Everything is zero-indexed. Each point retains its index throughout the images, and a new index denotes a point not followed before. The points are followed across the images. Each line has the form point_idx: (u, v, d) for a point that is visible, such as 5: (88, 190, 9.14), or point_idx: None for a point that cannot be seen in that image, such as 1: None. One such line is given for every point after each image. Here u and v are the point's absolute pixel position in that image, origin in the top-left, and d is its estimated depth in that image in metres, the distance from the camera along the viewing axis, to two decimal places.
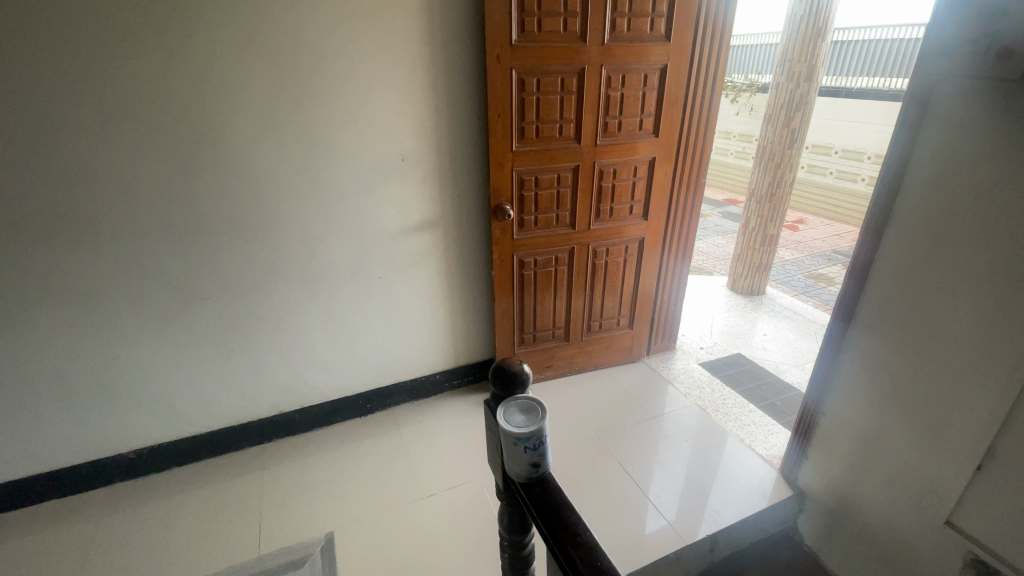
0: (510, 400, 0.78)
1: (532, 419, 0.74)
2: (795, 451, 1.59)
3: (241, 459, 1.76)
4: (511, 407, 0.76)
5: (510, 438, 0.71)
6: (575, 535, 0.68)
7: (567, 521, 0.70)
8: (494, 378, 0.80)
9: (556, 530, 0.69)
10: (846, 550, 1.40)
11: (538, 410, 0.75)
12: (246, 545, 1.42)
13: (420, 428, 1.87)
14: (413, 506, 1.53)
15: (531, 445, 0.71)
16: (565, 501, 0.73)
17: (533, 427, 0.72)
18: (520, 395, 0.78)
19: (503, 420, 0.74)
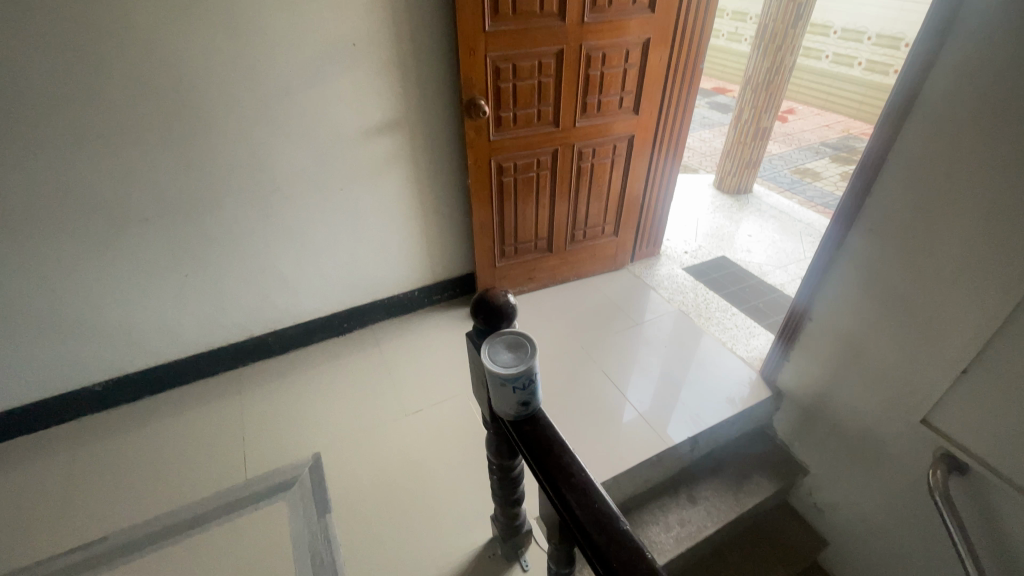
0: (491, 337, 0.69)
1: (518, 358, 0.65)
2: (777, 353, 1.60)
3: (218, 384, 1.70)
4: (493, 346, 0.67)
5: (497, 381, 0.64)
6: (570, 476, 0.63)
7: (560, 461, 0.65)
8: (477, 312, 0.70)
9: (549, 472, 0.64)
10: (821, 443, 1.47)
11: (527, 348, 0.67)
12: (232, 468, 1.40)
13: (401, 346, 1.81)
14: (399, 424, 1.52)
15: (520, 386, 0.64)
16: (558, 438, 0.68)
17: (520, 367, 0.64)
18: (506, 330, 0.69)
19: (488, 361, 0.65)
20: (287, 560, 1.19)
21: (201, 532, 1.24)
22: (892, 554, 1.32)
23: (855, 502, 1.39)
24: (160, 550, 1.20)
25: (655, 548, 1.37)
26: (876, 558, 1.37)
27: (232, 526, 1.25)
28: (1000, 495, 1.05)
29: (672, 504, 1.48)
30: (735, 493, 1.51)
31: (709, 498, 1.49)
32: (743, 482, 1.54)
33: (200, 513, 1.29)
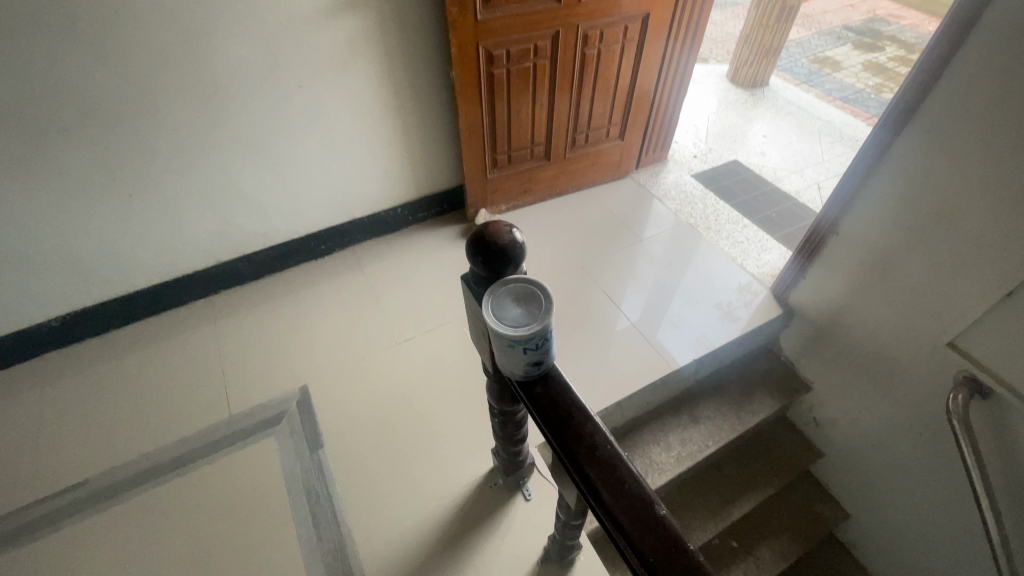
0: (492, 286, 0.55)
1: (528, 312, 0.52)
2: (793, 269, 1.49)
3: (189, 315, 1.57)
4: (495, 297, 0.54)
5: (503, 342, 0.51)
6: (593, 449, 0.53)
7: (580, 430, 0.54)
8: (474, 253, 0.55)
9: (567, 443, 0.54)
10: (830, 363, 1.42)
11: (539, 300, 0.53)
12: (214, 405, 1.32)
13: (385, 268, 1.67)
14: (388, 354, 1.42)
15: (533, 347, 0.51)
16: (576, 401, 0.57)
17: (531, 324, 0.51)
18: (512, 277, 0.55)
19: (491, 319, 0.52)
20: (282, 496, 1.15)
21: (189, 472, 1.19)
22: (890, 468, 1.32)
23: (858, 420, 1.37)
24: (148, 491, 1.16)
25: (656, 468, 1.36)
26: (872, 471, 1.38)
27: (221, 465, 1.20)
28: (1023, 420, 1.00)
29: (674, 424, 1.46)
30: (737, 412, 1.48)
31: (711, 417, 1.47)
32: (745, 401, 1.51)
33: (185, 452, 1.22)
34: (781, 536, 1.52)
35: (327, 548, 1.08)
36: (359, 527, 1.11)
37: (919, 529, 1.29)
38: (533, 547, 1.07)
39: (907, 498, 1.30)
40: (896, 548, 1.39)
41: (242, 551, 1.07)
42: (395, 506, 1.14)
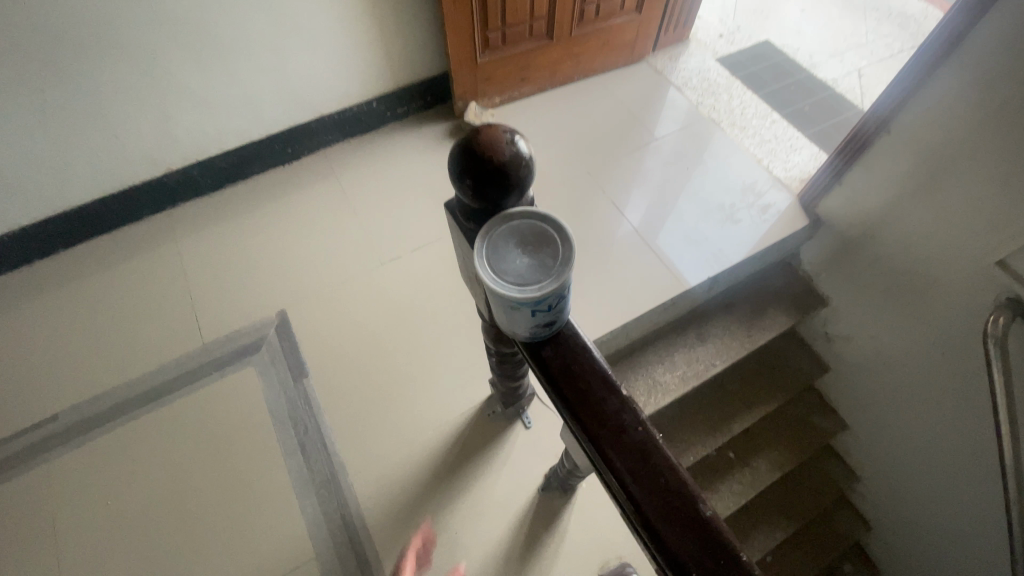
0: (489, 226, 0.43)
1: (540, 264, 0.41)
2: (827, 173, 1.32)
3: (147, 231, 1.40)
4: (494, 242, 0.42)
5: (507, 305, 0.40)
6: (619, 434, 0.41)
7: (604, 408, 0.42)
8: (464, 179, 0.42)
9: (586, 425, 0.42)
10: (854, 279, 1.31)
11: (555, 247, 0.42)
12: (185, 332, 1.21)
13: (364, 174, 1.47)
14: (373, 274, 1.29)
15: (544, 308, 0.40)
16: (597, 369, 0.44)
17: (544, 281, 0.40)
18: (517, 214, 0.43)
19: (490, 272, 0.41)
20: (267, 428, 1.09)
21: (165, 404, 1.12)
22: (901, 387, 1.27)
23: (876, 338, 1.30)
24: (124, 425, 1.09)
25: (660, 389, 1.30)
26: (881, 389, 1.34)
27: (199, 397, 1.12)
28: None
29: (680, 342, 1.38)
30: (747, 329, 1.40)
31: (721, 335, 1.39)
32: (757, 318, 1.42)
33: (159, 384, 1.14)
34: (777, 447, 1.53)
35: (319, 479, 1.04)
36: (351, 458, 1.06)
37: (922, 444, 1.28)
38: (533, 476, 1.04)
39: (915, 417, 1.27)
40: (892, 459, 1.40)
41: (232, 484, 1.03)
42: (388, 436, 1.09)
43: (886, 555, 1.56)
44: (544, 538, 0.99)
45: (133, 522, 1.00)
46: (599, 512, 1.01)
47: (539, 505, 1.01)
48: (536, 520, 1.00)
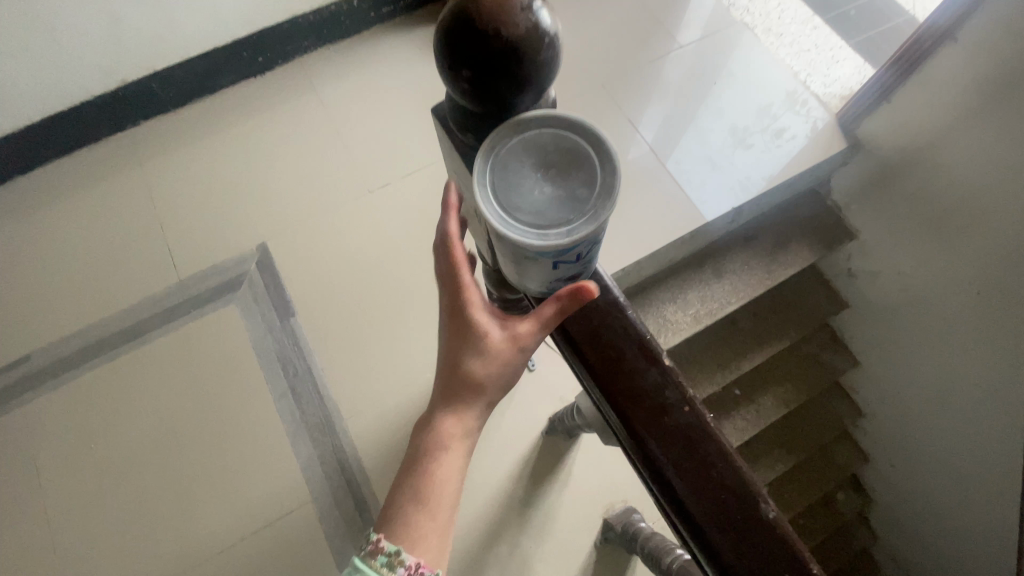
0: (498, 140, 0.36)
1: (572, 195, 0.36)
2: (872, 91, 1.16)
3: (104, 155, 1.24)
4: (506, 163, 0.36)
5: (529, 257, 0.36)
6: (661, 416, 0.37)
7: (643, 386, 0.37)
8: (461, 76, 0.35)
9: (622, 405, 0.37)
10: (888, 211, 1.19)
11: (594, 171, 0.36)
12: (158, 268, 1.11)
13: (346, 88, 1.29)
14: (361, 203, 1.16)
15: (569, 253, 0.36)
16: (637, 339, 0.39)
17: (579, 222, 0.35)
18: (532, 123, 0.37)
19: (504, 212, 0.35)
20: (253, 371, 1.02)
21: (144, 345, 1.04)
22: (926, 328, 1.20)
23: (905, 276, 1.20)
24: (102, 367, 1.02)
25: (671, 329, 1.23)
26: (904, 329, 1.26)
27: (177, 338, 1.05)
28: None
29: (695, 279, 1.28)
30: (767, 266, 1.31)
31: (738, 272, 1.30)
32: (777, 253, 1.32)
33: (134, 324, 1.06)
34: (785, 384, 1.49)
35: (312, 423, 0.99)
36: (344, 402, 1.00)
37: (938, 385, 1.23)
38: (536, 420, 0.99)
39: (937, 358, 1.20)
40: (902, 398, 1.36)
41: (221, 428, 0.99)
42: (383, 379, 1.02)
43: (882, 487, 1.58)
44: (547, 483, 0.95)
45: (121, 466, 0.96)
46: (604, 457, 0.97)
47: (543, 449, 0.97)
48: (540, 464, 0.96)
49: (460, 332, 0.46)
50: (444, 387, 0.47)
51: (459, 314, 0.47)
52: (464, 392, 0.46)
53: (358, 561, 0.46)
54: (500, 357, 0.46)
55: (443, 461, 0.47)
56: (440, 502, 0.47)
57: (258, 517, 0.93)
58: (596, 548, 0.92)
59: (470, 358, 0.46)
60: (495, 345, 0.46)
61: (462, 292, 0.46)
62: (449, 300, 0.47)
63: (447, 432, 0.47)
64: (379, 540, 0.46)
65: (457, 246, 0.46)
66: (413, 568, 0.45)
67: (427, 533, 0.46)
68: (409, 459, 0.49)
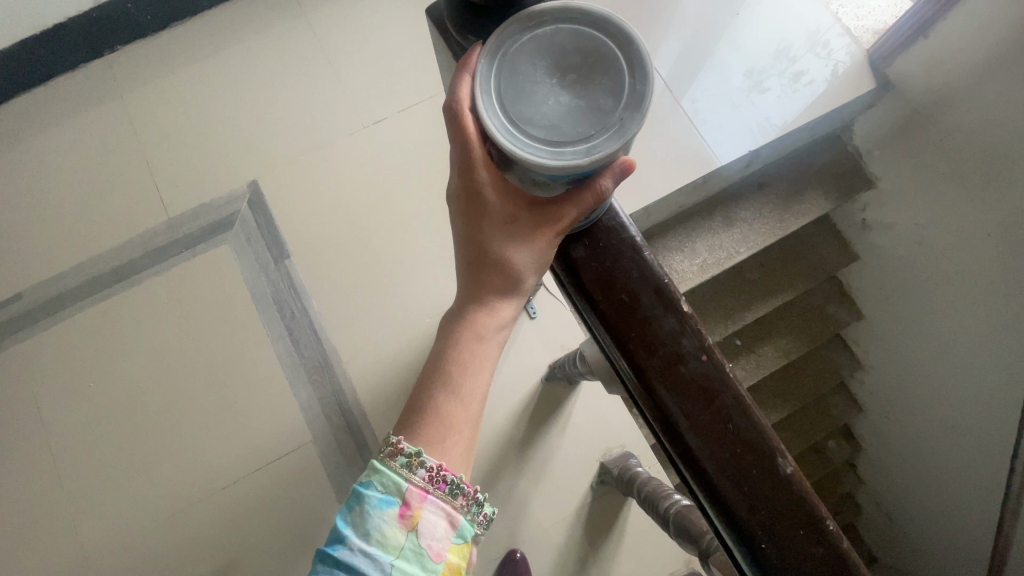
0: (511, 33, 0.37)
1: (588, 104, 0.36)
2: (908, 24, 1.05)
3: (81, 83, 1.15)
4: (518, 59, 0.37)
5: (533, 172, 0.37)
6: (676, 365, 0.35)
7: (657, 334, 0.36)
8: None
9: (635, 354, 0.36)
10: (911, 157, 1.13)
11: (616, 79, 0.36)
12: (146, 206, 1.07)
13: (338, 12, 1.18)
14: (356, 140, 1.10)
15: (581, 179, 0.37)
16: (653, 279, 0.37)
17: (590, 135, 0.36)
18: (547, 20, 0.37)
19: (509, 116, 0.36)
20: (250, 313, 1.01)
21: (136, 285, 1.02)
22: (939, 282, 1.17)
23: (922, 229, 1.15)
24: (95, 307, 1.00)
25: (676, 277, 1.20)
26: (915, 282, 1.23)
27: (170, 278, 1.02)
28: None
29: (703, 227, 1.24)
30: (780, 215, 1.26)
31: (749, 220, 1.25)
32: (790, 202, 1.27)
33: (125, 264, 1.03)
34: (787, 336, 1.49)
35: (311, 366, 0.98)
36: (343, 345, 0.99)
37: (942, 340, 1.22)
38: (536, 366, 0.98)
39: (945, 312, 1.18)
40: (904, 352, 1.36)
41: (220, 369, 0.98)
42: (382, 323, 1.01)
43: (873, 437, 1.61)
44: (546, 427, 0.96)
45: (121, 403, 0.97)
46: (603, 404, 0.97)
47: (543, 395, 0.97)
48: (540, 410, 0.97)
49: (482, 216, 0.41)
50: (469, 277, 0.43)
51: (480, 193, 0.40)
52: (494, 279, 0.42)
53: (376, 463, 0.42)
54: (532, 237, 0.39)
55: (472, 357, 0.43)
56: (471, 397, 0.43)
57: (260, 455, 0.94)
58: (593, 490, 0.94)
59: (497, 243, 0.41)
60: (526, 225, 0.40)
61: (478, 169, 0.39)
62: (463, 182, 0.40)
63: (477, 326, 0.43)
64: (399, 441, 0.42)
65: (469, 118, 0.38)
66: (437, 470, 0.42)
67: (460, 428, 0.43)
68: (433, 356, 0.45)
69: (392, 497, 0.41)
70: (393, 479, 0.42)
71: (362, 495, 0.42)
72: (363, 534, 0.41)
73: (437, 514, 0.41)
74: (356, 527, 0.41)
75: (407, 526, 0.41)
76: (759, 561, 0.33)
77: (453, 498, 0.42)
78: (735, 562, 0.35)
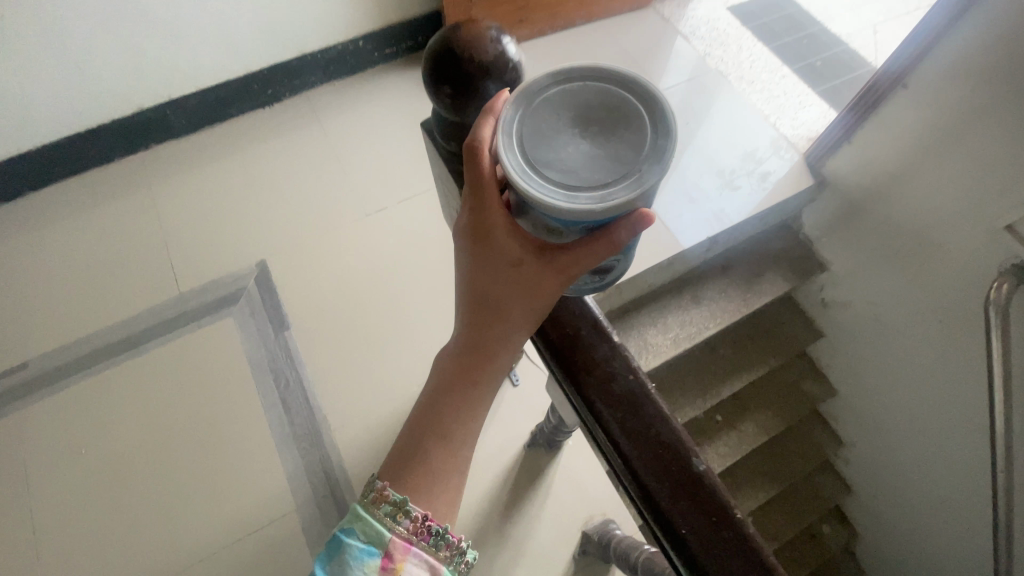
0: (542, 87, 0.41)
1: (608, 153, 0.39)
2: (837, 130, 1.23)
3: (118, 176, 1.30)
4: (546, 109, 0.41)
5: (546, 214, 0.39)
6: (607, 381, 0.41)
7: (594, 356, 0.43)
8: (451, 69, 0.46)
9: (573, 371, 0.43)
10: (851, 242, 1.26)
11: (638, 134, 0.39)
12: (159, 281, 1.16)
13: (349, 120, 1.38)
14: (357, 225, 1.23)
15: (594, 225, 0.39)
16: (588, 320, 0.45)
17: (608, 183, 0.38)
18: (576, 78, 0.41)
19: (527, 158, 0.39)
20: (248, 381, 1.06)
21: (143, 353, 1.07)
22: (895, 355, 1.26)
23: (874, 305, 1.26)
24: (98, 375, 1.05)
25: (651, 350, 1.28)
26: (875, 356, 1.32)
27: (175, 348, 1.08)
28: None
29: (674, 304, 1.34)
30: (743, 293, 1.37)
31: (715, 298, 1.36)
32: (752, 282, 1.39)
33: (132, 334, 1.09)
34: (765, 413, 1.53)
35: (301, 434, 1.01)
36: (333, 413, 1.03)
37: (910, 412, 1.27)
38: (518, 434, 1.02)
39: (907, 384, 1.25)
40: (878, 425, 1.40)
41: (211, 437, 1.01)
42: (371, 392, 1.06)
43: (863, 518, 1.59)
44: (527, 496, 0.98)
45: (111, 471, 0.98)
46: (583, 470, 1.00)
47: (525, 463, 1.00)
48: (522, 477, 0.99)
49: (488, 257, 0.44)
50: (472, 318, 0.46)
51: (489, 233, 0.44)
52: (495, 321, 0.45)
53: (360, 509, 0.43)
54: (537, 281, 0.43)
55: (466, 399, 0.46)
56: (462, 442, 0.46)
57: (242, 526, 0.94)
58: (575, 561, 0.94)
59: (500, 284, 0.44)
60: (533, 269, 0.43)
61: (491, 211, 0.43)
62: (476, 221, 0.44)
63: (475, 369, 0.46)
64: (384, 486, 0.44)
65: (486, 159, 0.42)
66: (423, 519, 0.43)
67: (447, 475, 0.45)
68: (424, 401, 0.47)
69: (375, 546, 0.42)
70: (377, 528, 0.43)
71: (344, 543, 0.43)
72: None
73: (420, 565, 0.42)
74: None
75: None
76: (691, 556, 0.36)
77: (437, 549, 0.43)
78: (677, 570, 0.38)
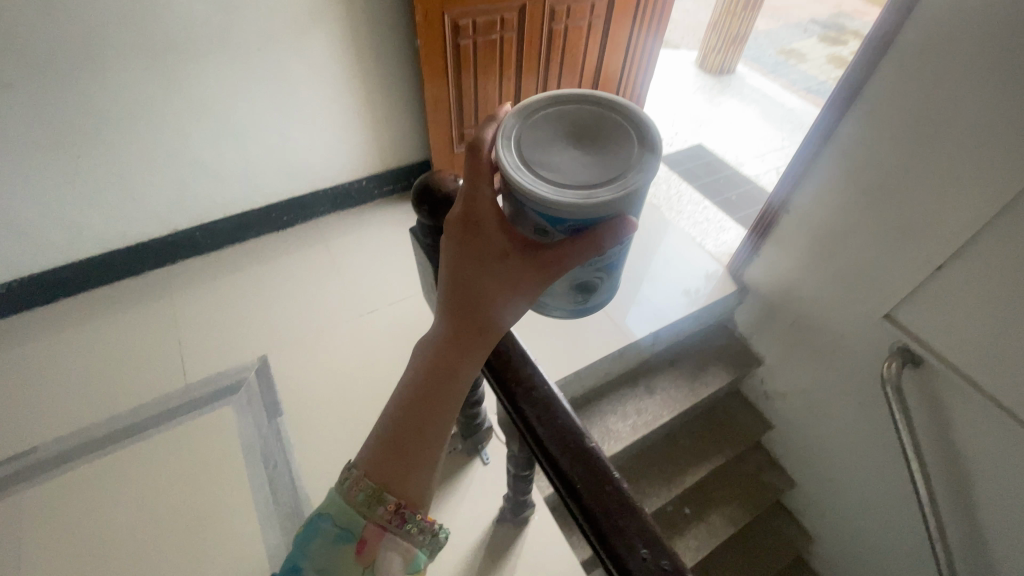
0: (544, 107, 0.62)
1: (596, 159, 0.58)
2: (746, 247, 1.46)
3: (144, 285, 1.51)
4: (543, 122, 0.61)
5: (535, 205, 0.57)
6: (529, 389, 0.56)
7: (523, 368, 0.58)
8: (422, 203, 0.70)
9: (506, 382, 0.57)
10: (773, 336, 1.47)
11: (623, 145, 0.59)
12: (168, 373, 1.30)
13: (349, 241, 1.64)
14: (349, 325, 1.42)
15: (577, 223, 0.58)
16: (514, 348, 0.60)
17: (598, 184, 0.56)
18: (572, 103, 0.62)
19: (521, 157, 0.58)
20: (240, 463, 1.15)
21: (146, 438, 1.18)
22: (829, 437, 1.39)
23: (803, 393, 1.43)
24: (101, 459, 1.14)
25: (612, 436, 1.41)
26: (815, 440, 1.45)
27: (175, 433, 1.19)
28: (948, 391, 0.99)
29: (630, 393, 1.51)
30: (691, 384, 1.55)
31: (666, 389, 1.53)
32: (698, 374, 1.57)
33: (137, 422, 1.20)
34: (731, 504, 1.60)
35: (284, 513, 1.08)
36: (314, 493, 1.11)
37: (855, 494, 1.37)
38: (486, 509, 1.10)
39: (845, 466, 1.37)
40: (834, 512, 1.47)
41: (198, 518, 1.07)
42: None
43: None
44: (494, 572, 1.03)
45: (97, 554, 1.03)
46: (547, 545, 1.06)
47: (492, 540, 1.07)
48: (489, 553, 1.05)
49: (476, 247, 0.61)
50: (456, 309, 0.59)
51: (478, 227, 0.61)
52: (478, 309, 0.59)
53: (338, 505, 0.52)
54: (524, 274, 0.61)
55: (448, 371, 0.56)
56: (444, 408, 0.55)
57: None
58: None
59: (489, 275, 0.60)
60: (519, 263, 0.61)
61: (480, 214, 0.61)
62: (468, 214, 0.61)
63: (460, 344, 0.58)
64: (360, 478, 0.52)
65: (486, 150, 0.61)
66: (396, 506, 0.51)
67: (423, 456, 0.54)
68: (409, 383, 0.57)
69: (351, 533, 0.51)
70: (354, 516, 0.51)
71: (323, 534, 0.51)
72: (322, 562, 0.50)
73: (391, 549, 0.51)
74: (315, 563, 0.50)
75: (363, 560, 0.50)
76: (587, 511, 0.47)
77: (408, 536, 0.52)
78: (582, 528, 0.49)
